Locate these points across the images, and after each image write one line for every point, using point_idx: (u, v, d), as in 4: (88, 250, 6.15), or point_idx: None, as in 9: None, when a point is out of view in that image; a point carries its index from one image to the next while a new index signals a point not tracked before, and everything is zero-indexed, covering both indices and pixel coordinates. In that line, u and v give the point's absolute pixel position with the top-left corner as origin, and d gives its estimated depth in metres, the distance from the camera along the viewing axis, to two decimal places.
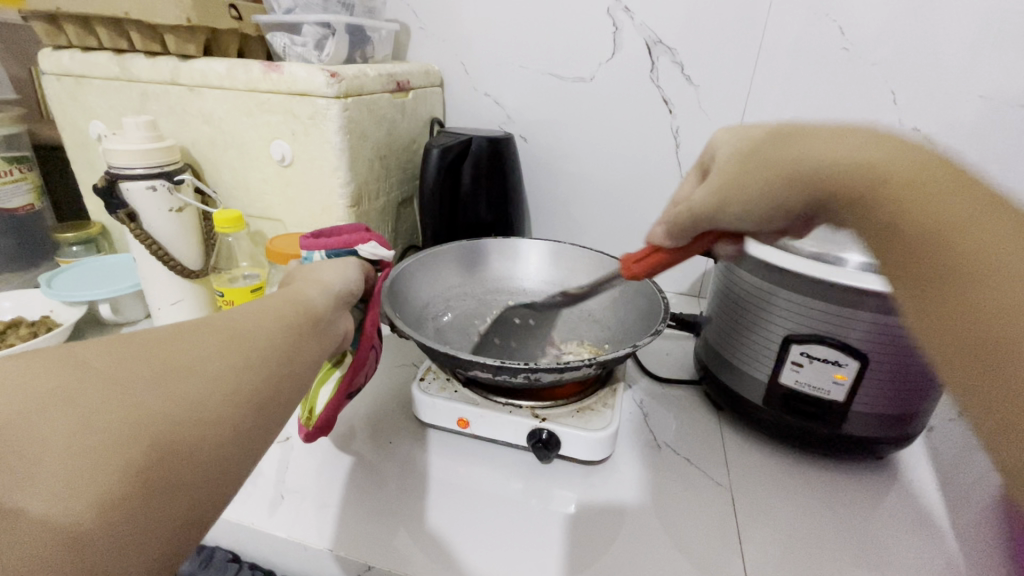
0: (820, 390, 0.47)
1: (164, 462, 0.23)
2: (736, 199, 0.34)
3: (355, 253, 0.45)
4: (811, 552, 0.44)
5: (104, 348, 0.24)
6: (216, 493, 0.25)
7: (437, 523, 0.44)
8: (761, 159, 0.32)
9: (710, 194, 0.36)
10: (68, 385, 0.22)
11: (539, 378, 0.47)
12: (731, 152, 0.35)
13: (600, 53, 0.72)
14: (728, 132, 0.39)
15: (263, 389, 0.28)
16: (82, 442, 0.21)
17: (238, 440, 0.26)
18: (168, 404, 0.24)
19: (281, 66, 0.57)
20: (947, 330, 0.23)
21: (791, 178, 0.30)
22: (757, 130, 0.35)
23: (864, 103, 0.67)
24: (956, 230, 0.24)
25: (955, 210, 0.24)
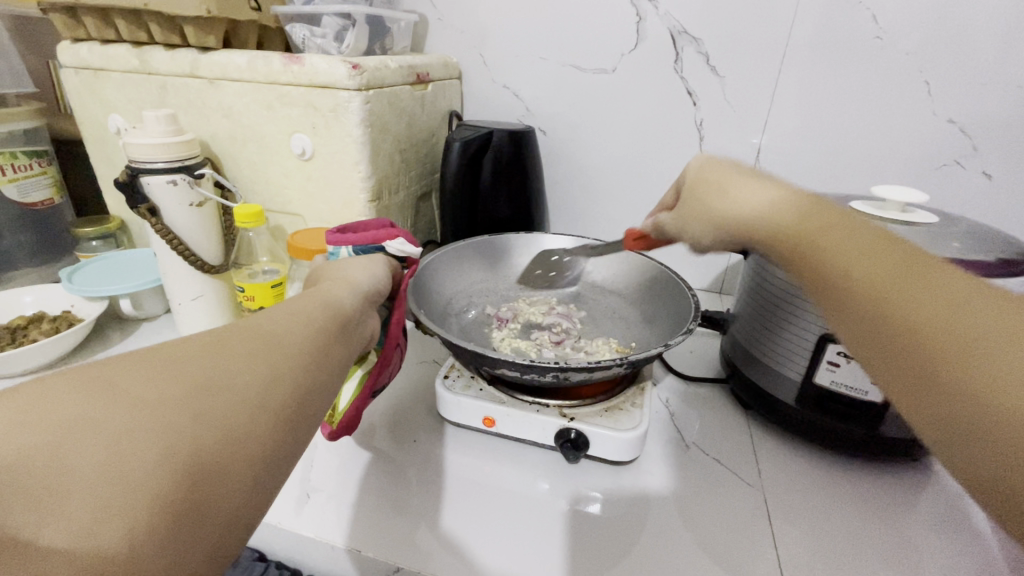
0: (858, 391, 0.46)
1: (194, 485, 0.22)
2: (694, 230, 0.40)
3: (382, 249, 0.44)
4: (848, 555, 0.43)
5: (129, 368, 0.23)
6: (248, 510, 0.24)
7: (463, 522, 0.44)
8: (709, 206, 0.37)
9: (679, 221, 0.42)
10: (94, 408, 0.21)
11: (567, 377, 0.46)
12: (688, 188, 0.41)
13: (623, 43, 0.71)
14: (701, 156, 0.41)
15: (292, 402, 0.27)
16: (111, 469, 0.20)
17: (269, 453, 0.25)
18: (196, 420, 0.23)
19: (302, 57, 0.56)
20: (878, 353, 0.25)
21: (725, 225, 0.36)
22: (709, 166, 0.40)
23: (897, 93, 0.65)
24: (850, 266, 0.27)
25: (844, 251, 0.28)
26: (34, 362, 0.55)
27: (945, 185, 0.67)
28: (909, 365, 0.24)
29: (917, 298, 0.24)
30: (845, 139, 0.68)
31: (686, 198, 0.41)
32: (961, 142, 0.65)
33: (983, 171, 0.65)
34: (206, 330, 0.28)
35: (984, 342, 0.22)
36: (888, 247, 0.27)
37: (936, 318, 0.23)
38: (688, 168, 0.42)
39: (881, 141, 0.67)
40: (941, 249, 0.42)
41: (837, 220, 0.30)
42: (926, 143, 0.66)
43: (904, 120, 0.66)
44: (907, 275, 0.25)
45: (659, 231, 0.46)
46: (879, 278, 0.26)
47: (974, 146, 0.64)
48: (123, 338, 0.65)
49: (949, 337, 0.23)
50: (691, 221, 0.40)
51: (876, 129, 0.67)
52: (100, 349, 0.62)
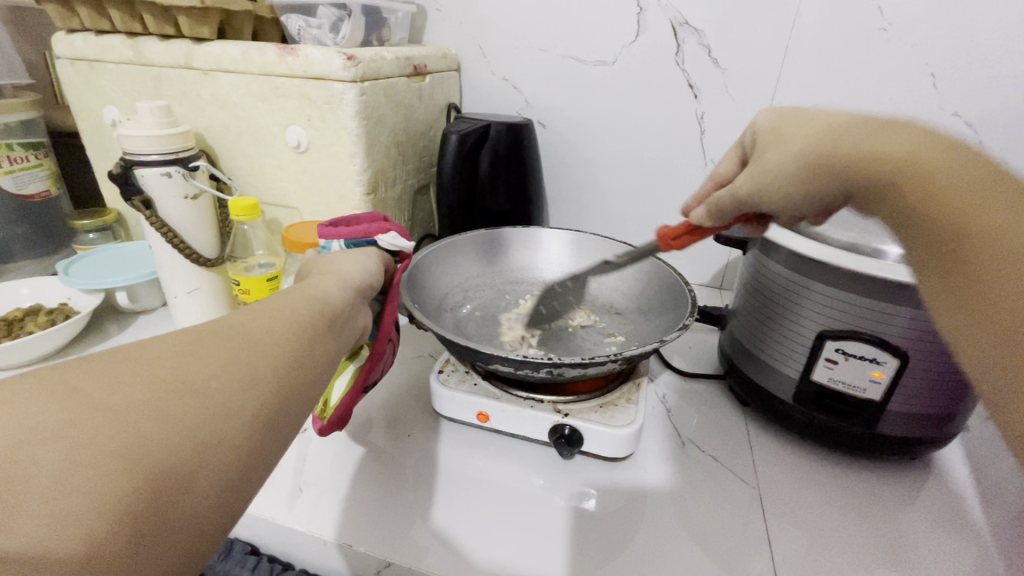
0: (855, 389, 0.46)
1: (159, 492, 0.22)
2: (771, 189, 0.35)
3: (375, 243, 0.44)
4: (842, 553, 0.42)
5: (95, 373, 0.23)
6: (220, 514, 0.24)
7: (454, 518, 0.43)
8: (797, 146, 0.33)
9: (747, 179, 0.37)
10: (55, 416, 0.21)
11: (561, 373, 0.46)
12: (765, 135, 0.37)
13: (623, 35, 0.70)
14: (770, 111, 0.39)
15: (269, 405, 0.27)
16: (69, 479, 0.20)
17: (242, 457, 0.25)
18: (163, 425, 0.23)
19: (297, 48, 0.55)
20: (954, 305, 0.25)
21: (818, 164, 0.31)
22: (812, 119, 0.34)
23: (904, 86, 0.63)
24: (969, 206, 0.24)
25: (974, 195, 0.24)
26: (32, 354, 0.55)
27: None
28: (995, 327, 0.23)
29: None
30: None
31: (764, 150, 0.37)
32: (968, 135, 0.63)
33: None
34: (181, 330, 0.27)
35: None
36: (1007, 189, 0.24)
37: None
38: (757, 125, 0.40)
39: None
40: None
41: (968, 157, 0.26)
42: None
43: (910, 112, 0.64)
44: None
45: (719, 205, 0.39)
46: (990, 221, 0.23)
47: (980, 140, 0.63)
48: (120, 331, 0.65)
49: None
50: (762, 160, 0.36)
51: None
52: (98, 341, 0.62)
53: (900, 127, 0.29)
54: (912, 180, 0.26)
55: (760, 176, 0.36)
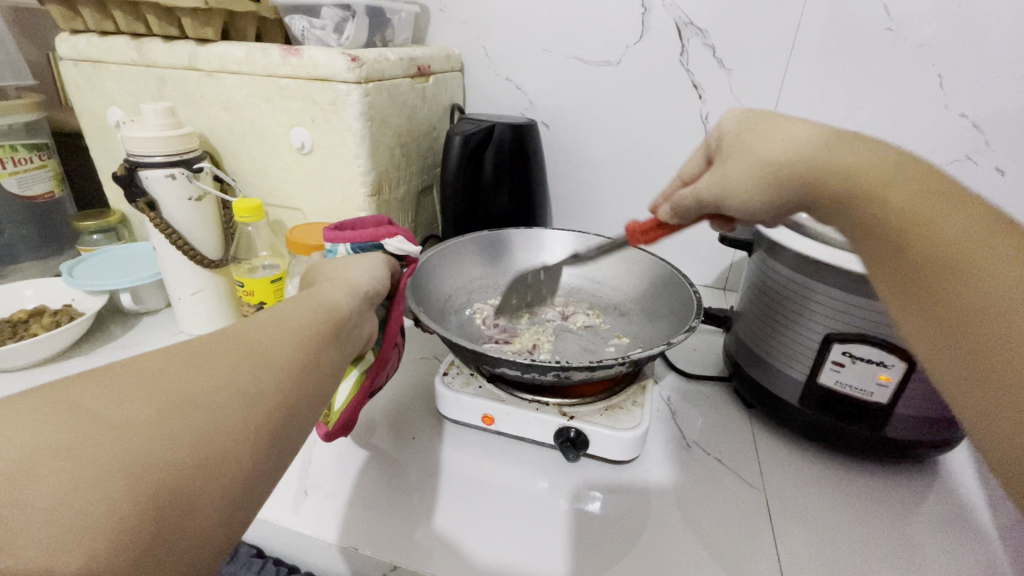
0: (863, 392, 0.45)
1: (163, 510, 0.22)
2: (733, 194, 0.34)
3: (381, 247, 0.43)
4: (850, 558, 0.42)
5: (99, 389, 0.23)
6: (225, 530, 0.24)
7: (458, 521, 0.43)
8: (762, 153, 0.32)
9: (711, 182, 0.35)
10: (60, 435, 0.21)
11: (567, 376, 0.45)
12: (730, 141, 0.35)
13: (628, 35, 0.69)
14: (737, 109, 0.36)
15: (275, 417, 0.27)
16: (72, 501, 0.20)
17: (248, 472, 0.25)
18: (168, 441, 0.23)
19: (301, 49, 0.55)
20: (924, 309, 0.25)
21: (784, 171, 0.31)
22: (778, 128, 0.32)
23: (909, 86, 0.63)
24: (922, 212, 0.25)
25: (929, 213, 0.25)
26: (36, 356, 0.55)
27: (956, 180, 0.66)
28: (964, 340, 0.23)
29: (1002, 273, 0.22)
30: None
31: (727, 152, 0.35)
32: (973, 137, 0.63)
33: (995, 166, 0.64)
34: (186, 341, 0.27)
35: None
36: (958, 204, 0.25)
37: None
38: (723, 124, 0.36)
39: (893, 137, 0.66)
40: None
41: (920, 173, 0.27)
42: (939, 139, 0.64)
43: (915, 113, 0.64)
44: (983, 234, 0.24)
45: (681, 208, 0.38)
46: (949, 240, 0.24)
47: (986, 141, 0.63)
48: (124, 332, 0.65)
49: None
50: (727, 170, 0.34)
51: (887, 125, 0.66)
52: (103, 342, 0.62)
53: (863, 143, 0.29)
54: (872, 198, 0.27)
55: (727, 187, 0.34)
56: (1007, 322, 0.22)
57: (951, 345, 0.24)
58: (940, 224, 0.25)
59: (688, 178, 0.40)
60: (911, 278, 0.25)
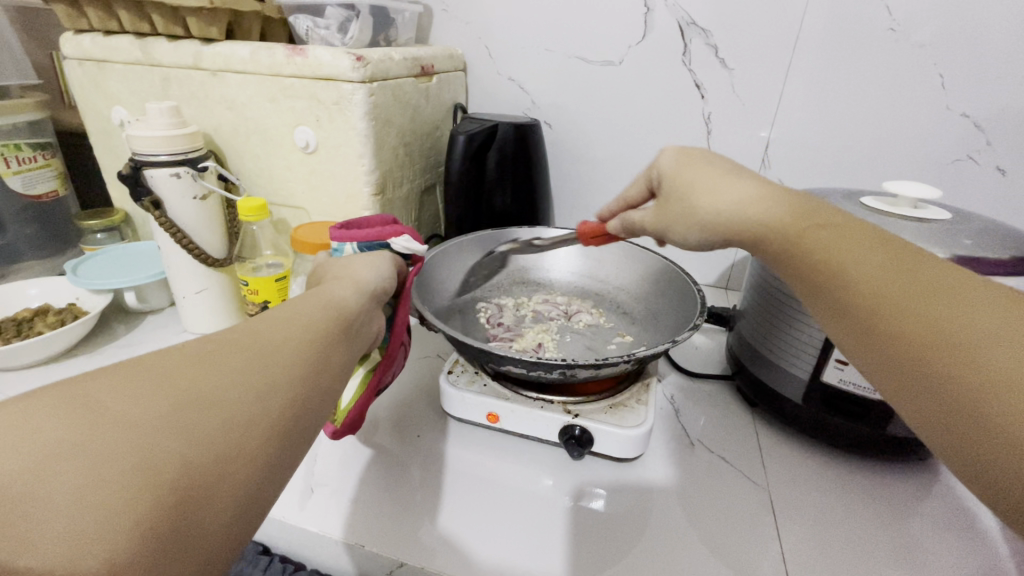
0: (866, 389, 0.45)
1: (179, 506, 0.22)
2: (677, 233, 0.36)
3: (387, 246, 0.44)
4: (853, 556, 0.42)
5: (113, 385, 0.23)
6: (239, 526, 0.24)
7: (464, 518, 0.44)
8: (695, 203, 0.34)
9: (657, 220, 0.38)
10: (77, 432, 0.21)
11: (572, 374, 0.46)
12: (669, 183, 0.37)
13: (630, 35, 0.70)
14: (674, 147, 0.38)
15: (286, 413, 0.27)
16: (91, 495, 0.20)
17: (261, 467, 0.25)
18: (182, 437, 0.23)
19: (306, 49, 0.55)
20: (856, 336, 0.27)
21: (709, 226, 0.33)
22: (709, 172, 0.35)
23: (910, 86, 0.63)
24: (831, 251, 0.28)
25: (850, 259, 0.27)
26: (41, 355, 0.56)
27: (957, 180, 0.66)
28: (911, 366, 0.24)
29: (935, 309, 0.24)
30: (855, 135, 0.67)
31: (666, 194, 0.37)
32: (974, 137, 0.63)
33: (996, 166, 0.64)
34: (196, 339, 0.28)
35: (989, 341, 0.22)
36: (875, 246, 0.27)
37: (940, 306, 0.24)
38: (661, 162, 0.38)
39: (895, 136, 0.66)
40: (953, 246, 0.41)
41: (834, 220, 0.29)
42: (939, 138, 0.65)
43: (917, 113, 0.64)
44: (887, 263, 0.26)
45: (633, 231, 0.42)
46: (870, 283, 0.26)
47: (987, 141, 0.63)
48: (128, 331, 0.65)
49: (952, 327, 0.23)
50: (670, 211, 0.36)
51: (888, 124, 0.66)
52: (107, 341, 0.63)
53: (778, 197, 0.31)
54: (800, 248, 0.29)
55: (671, 226, 0.36)
56: (932, 342, 0.24)
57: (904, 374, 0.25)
58: (858, 270, 0.27)
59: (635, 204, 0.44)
60: (851, 319, 0.27)
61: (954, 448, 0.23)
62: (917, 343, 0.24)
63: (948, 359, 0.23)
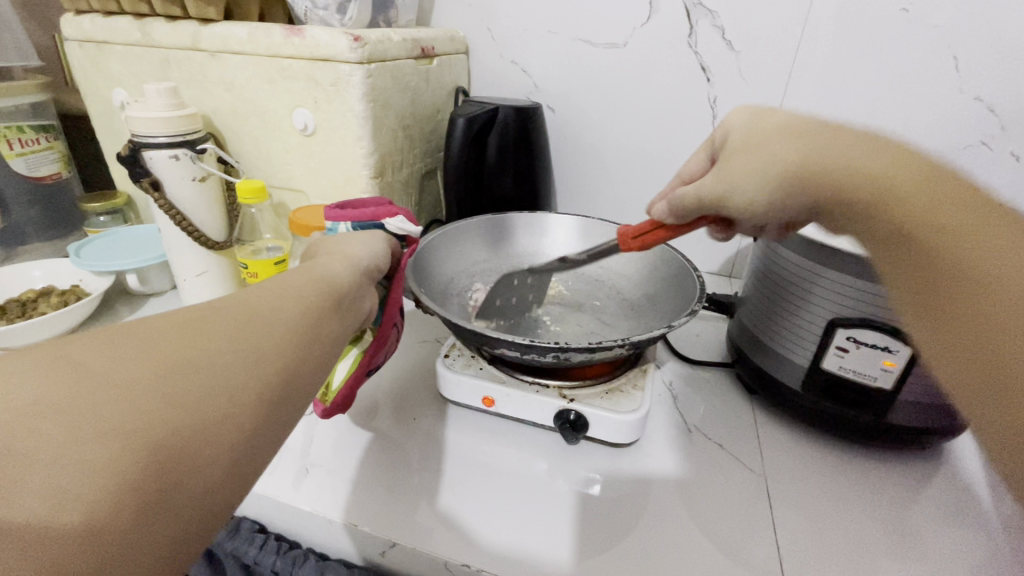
0: (866, 377, 0.45)
1: (161, 470, 0.22)
2: (741, 186, 0.36)
3: (381, 227, 0.43)
4: (848, 544, 0.42)
5: (97, 348, 0.23)
6: (224, 493, 0.24)
7: (455, 500, 0.44)
8: (769, 153, 0.34)
9: (716, 179, 0.38)
10: (58, 391, 0.21)
11: (566, 358, 0.45)
12: (735, 145, 0.37)
13: (635, 17, 0.68)
14: (747, 112, 0.39)
15: (275, 384, 0.27)
16: (69, 454, 0.20)
17: (246, 438, 0.25)
18: (167, 402, 0.23)
19: (303, 29, 0.54)
20: (959, 350, 0.25)
21: (801, 173, 0.32)
22: (811, 136, 0.33)
23: (924, 69, 0.62)
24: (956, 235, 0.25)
25: (982, 242, 0.25)
26: (42, 335, 0.56)
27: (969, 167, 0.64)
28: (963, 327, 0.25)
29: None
30: (863, 120, 0.66)
31: (734, 157, 0.37)
32: (987, 121, 0.61)
33: (1012, 152, 0.62)
34: (186, 306, 0.28)
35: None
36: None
37: None
38: (733, 127, 0.39)
39: (904, 125, 0.65)
40: None
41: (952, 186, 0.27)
42: (953, 123, 0.63)
43: (929, 96, 0.62)
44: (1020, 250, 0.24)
45: (678, 208, 0.41)
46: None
47: (1004, 126, 0.61)
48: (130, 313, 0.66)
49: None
50: (737, 166, 0.36)
51: (898, 108, 0.64)
52: (110, 322, 0.63)
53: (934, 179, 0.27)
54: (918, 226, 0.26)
55: (732, 184, 0.36)
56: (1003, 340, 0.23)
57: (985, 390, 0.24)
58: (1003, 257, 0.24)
59: (688, 177, 0.45)
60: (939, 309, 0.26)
61: (982, 402, 0.24)
62: (955, 296, 0.25)
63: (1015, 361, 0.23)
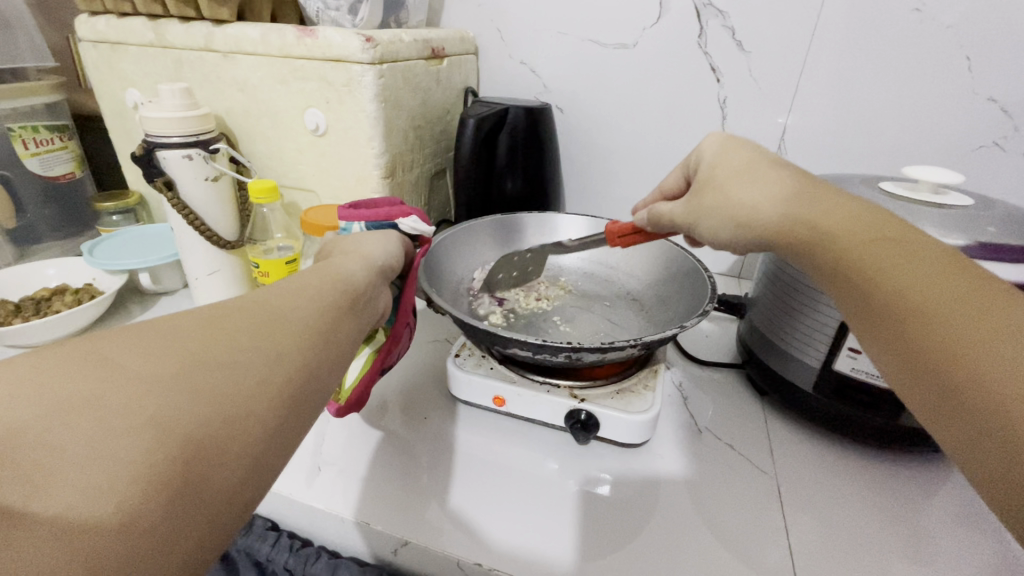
0: (879, 378, 0.45)
1: (189, 465, 0.22)
2: (707, 223, 0.38)
3: (395, 226, 0.44)
4: (860, 546, 0.42)
5: (125, 345, 0.23)
6: (249, 489, 0.24)
7: (466, 499, 0.44)
8: (727, 196, 0.37)
9: (686, 210, 0.41)
10: (90, 386, 0.21)
11: (578, 358, 0.45)
12: (704, 182, 0.40)
13: (644, 17, 0.68)
14: (718, 142, 0.41)
15: (297, 382, 0.28)
16: (102, 448, 0.20)
17: (269, 435, 0.25)
18: (194, 398, 0.23)
19: (316, 30, 0.55)
20: (921, 382, 0.25)
21: (756, 221, 0.34)
22: (766, 180, 0.35)
23: (936, 70, 0.61)
24: (886, 273, 0.27)
25: (912, 277, 0.26)
26: (56, 333, 0.57)
27: (982, 168, 0.64)
28: (913, 360, 0.25)
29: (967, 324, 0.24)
30: (874, 121, 0.66)
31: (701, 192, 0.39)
32: (1000, 122, 0.61)
33: None
34: (209, 304, 0.28)
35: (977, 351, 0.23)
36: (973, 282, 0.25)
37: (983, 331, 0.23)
38: (705, 156, 0.41)
39: (916, 126, 0.64)
40: (974, 233, 0.40)
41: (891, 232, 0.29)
42: (965, 124, 0.62)
43: (940, 97, 0.62)
44: (947, 282, 0.25)
45: (657, 221, 0.44)
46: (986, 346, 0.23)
47: (1018, 127, 0.60)
48: (142, 311, 0.66)
49: (982, 349, 0.23)
50: (703, 204, 0.39)
51: (908, 109, 0.64)
52: (122, 321, 0.64)
53: (862, 220, 0.30)
54: (857, 266, 0.28)
55: (699, 218, 0.39)
56: (959, 367, 0.23)
57: (954, 426, 0.23)
58: (931, 289, 0.25)
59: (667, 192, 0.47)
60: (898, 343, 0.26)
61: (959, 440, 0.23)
62: (901, 333, 0.26)
63: (971, 389, 0.23)
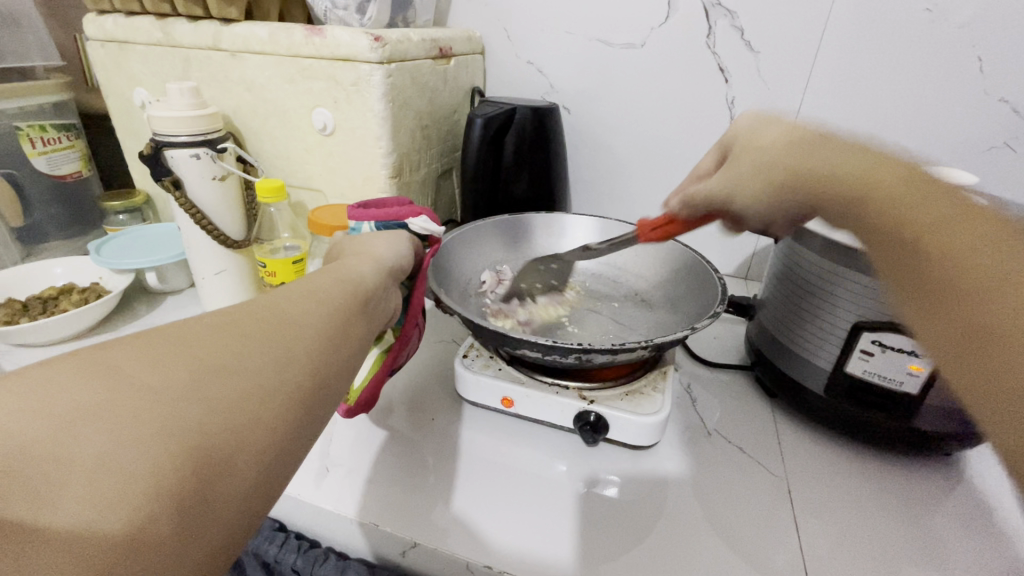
0: (891, 381, 0.44)
1: (199, 474, 0.22)
2: (744, 195, 0.40)
3: (405, 226, 0.44)
4: (871, 549, 0.42)
5: (133, 353, 0.23)
6: (259, 496, 0.24)
7: (474, 500, 0.44)
8: (763, 159, 0.38)
9: (721, 181, 0.42)
10: (98, 396, 0.21)
11: (587, 359, 0.45)
12: (743, 146, 0.40)
13: (653, 17, 0.68)
14: (749, 115, 0.42)
15: (306, 387, 0.27)
16: (112, 458, 0.20)
17: (279, 441, 0.25)
18: (203, 406, 0.23)
19: (324, 29, 0.54)
20: (932, 312, 0.25)
21: (794, 177, 0.35)
22: (791, 136, 0.37)
23: (946, 71, 0.61)
24: (899, 207, 0.28)
25: (922, 213, 0.27)
26: (64, 332, 0.56)
27: (992, 169, 0.63)
28: (923, 290, 0.26)
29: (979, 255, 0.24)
30: (883, 121, 0.65)
31: (739, 154, 0.41)
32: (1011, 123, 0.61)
33: None
34: (217, 310, 0.28)
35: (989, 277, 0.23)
36: (979, 217, 0.26)
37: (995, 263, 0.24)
38: (739, 125, 0.43)
39: (927, 126, 0.64)
40: None
41: (907, 171, 0.29)
42: (976, 125, 0.62)
43: (951, 97, 0.62)
44: (958, 219, 0.26)
45: (689, 199, 0.45)
46: (995, 280, 0.23)
47: None
48: (149, 311, 0.66)
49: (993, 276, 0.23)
50: (738, 171, 0.40)
51: (918, 109, 0.63)
52: (129, 321, 0.64)
53: (884, 161, 0.30)
54: (873, 203, 0.29)
55: (735, 190, 0.40)
56: (974, 294, 0.24)
57: (962, 356, 0.24)
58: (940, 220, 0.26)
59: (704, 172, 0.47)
60: (909, 276, 0.26)
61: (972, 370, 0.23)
62: (912, 266, 0.26)
63: (983, 316, 0.23)
